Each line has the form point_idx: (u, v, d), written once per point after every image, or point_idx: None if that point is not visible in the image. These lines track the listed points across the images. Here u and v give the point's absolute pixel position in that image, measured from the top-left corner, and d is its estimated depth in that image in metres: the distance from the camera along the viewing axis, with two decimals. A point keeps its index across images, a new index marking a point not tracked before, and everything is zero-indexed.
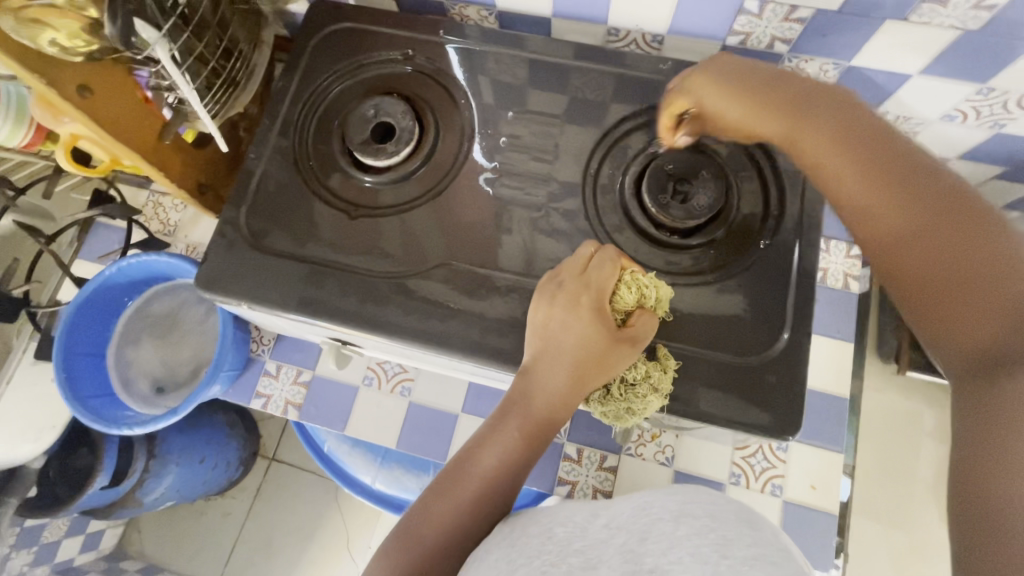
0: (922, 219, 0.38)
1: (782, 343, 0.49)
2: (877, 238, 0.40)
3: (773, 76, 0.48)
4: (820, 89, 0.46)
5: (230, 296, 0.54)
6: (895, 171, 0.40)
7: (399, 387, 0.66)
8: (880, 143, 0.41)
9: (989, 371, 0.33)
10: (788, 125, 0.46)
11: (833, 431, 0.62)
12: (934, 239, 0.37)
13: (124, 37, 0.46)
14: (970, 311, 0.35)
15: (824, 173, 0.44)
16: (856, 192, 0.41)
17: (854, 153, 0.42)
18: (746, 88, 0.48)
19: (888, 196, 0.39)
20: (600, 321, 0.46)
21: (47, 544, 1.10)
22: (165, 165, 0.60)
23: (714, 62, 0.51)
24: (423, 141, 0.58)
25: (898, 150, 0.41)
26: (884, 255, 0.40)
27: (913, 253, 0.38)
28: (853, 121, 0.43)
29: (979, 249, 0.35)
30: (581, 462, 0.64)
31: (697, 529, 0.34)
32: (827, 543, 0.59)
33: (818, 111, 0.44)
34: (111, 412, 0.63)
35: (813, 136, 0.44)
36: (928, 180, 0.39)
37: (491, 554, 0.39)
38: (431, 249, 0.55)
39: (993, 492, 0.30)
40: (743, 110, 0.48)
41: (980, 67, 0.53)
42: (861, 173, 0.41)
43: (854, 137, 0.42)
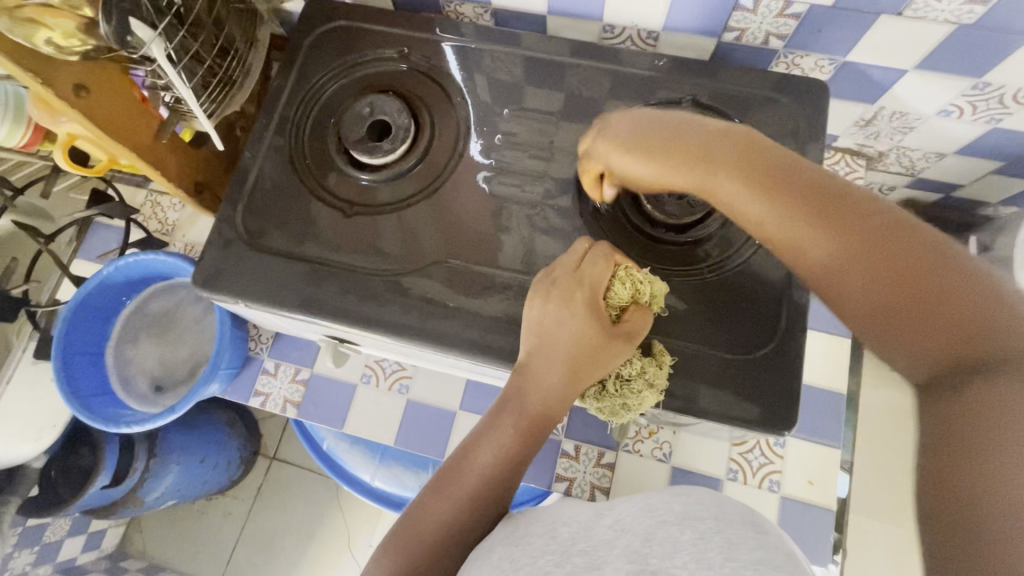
0: (859, 254, 0.35)
1: (777, 338, 0.49)
2: (819, 277, 0.37)
3: (669, 122, 0.44)
4: (712, 131, 0.42)
5: (227, 294, 0.55)
6: (824, 208, 0.36)
7: (397, 384, 0.67)
8: (796, 180, 0.38)
9: (959, 385, 0.31)
10: (695, 175, 0.41)
11: (830, 426, 0.62)
12: (878, 272, 0.34)
13: (119, 36, 0.46)
14: (934, 328, 0.32)
15: (748, 219, 0.40)
16: (786, 235, 0.38)
17: (777, 194, 0.38)
18: (646, 140, 0.44)
19: (825, 235, 0.36)
20: (594, 316, 0.46)
21: (49, 544, 1.11)
22: (162, 164, 0.60)
23: (614, 124, 0.47)
24: (419, 139, 0.58)
25: (819, 182, 0.38)
26: (831, 290, 0.37)
27: (859, 289, 0.35)
28: (762, 158, 0.40)
29: (925, 275, 0.33)
30: (579, 458, 0.64)
31: (702, 533, 0.34)
32: (825, 538, 0.59)
33: (721, 154, 0.41)
34: (110, 411, 0.63)
35: (727, 182, 0.40)
36: (858, 213, 0.36)
37: (494, 553, 0.39)
38: (427, 247, 0.55)
39: (974, 514, 0.28)
40: (647, 166, 0.44)
41: (975, 62, 0.53)
42: (791, 215, 0.37)
43: (772, 176, 0.38)
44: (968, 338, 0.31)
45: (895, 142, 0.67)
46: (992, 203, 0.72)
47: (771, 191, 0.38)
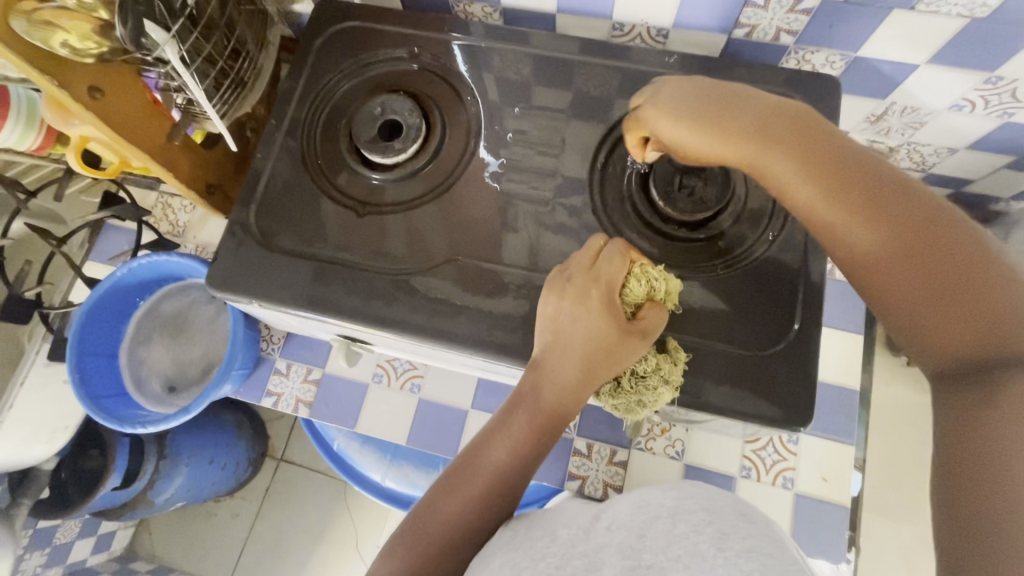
0: (901, 245, 0.37)
1: (792, 334, 0.49)
2: (854, 260, 0.39)
3: (726, 94, 0.45)
4: (772, 113, 0.43)
5: (241, 294, 0.55)
6: (874, 194, 0.38)
7: (409, 383, 0.67)
8: (846, 163, 0.39)
9: (978, 378, 0.33)
10: (743, 151, 0.43)
11: (842, 423, 0.62)
12: (915, 257, 0.36)
13: (134, 39, 0.47)
14: (953, 324, 0.34)
15: (791, 196, 0.41)
16: (831, 217, 0.39)
17: (825, 173, 0.39)
18: (701, 117, 0.44)
19: (867, 218, 0.38)
20: (610, 313, 0.46)
21: (60, 546, 1.11)
22: (175, 165, 0.60)
23: (669, 90, 0.47)
24: (430, 138, 0.58)
25: (869, 167, 0.39)
26: (864, 276, 0.39)
27: (894, 273, 0.37)
28: (815, 138, 0.41)
29: (964, 265, 0.34)
30: (591, 456, 0.64)
31: (694, 525, 0.34)
32: (838, 536, 0.59)
33: (777, 137, 0.42)
34: (123, 411, 0.63)
35: (775, 159, 0.41)
36: (904, 199, 0.37)
37: (495, 558, 0.39)
38: (438, 246, 0.55)
39: (986, 504, 0.30)
40: (697, 138, 0.45)
41: (987, 56, 0.53)
42: (834, 195, 0.39)
43: (820, 159, 0.40)
44: (988, 336, 0.33)
45: (906, 137, 0.67)
46: (1003, 199, 0.72)
47: (819, 169, 0.39)
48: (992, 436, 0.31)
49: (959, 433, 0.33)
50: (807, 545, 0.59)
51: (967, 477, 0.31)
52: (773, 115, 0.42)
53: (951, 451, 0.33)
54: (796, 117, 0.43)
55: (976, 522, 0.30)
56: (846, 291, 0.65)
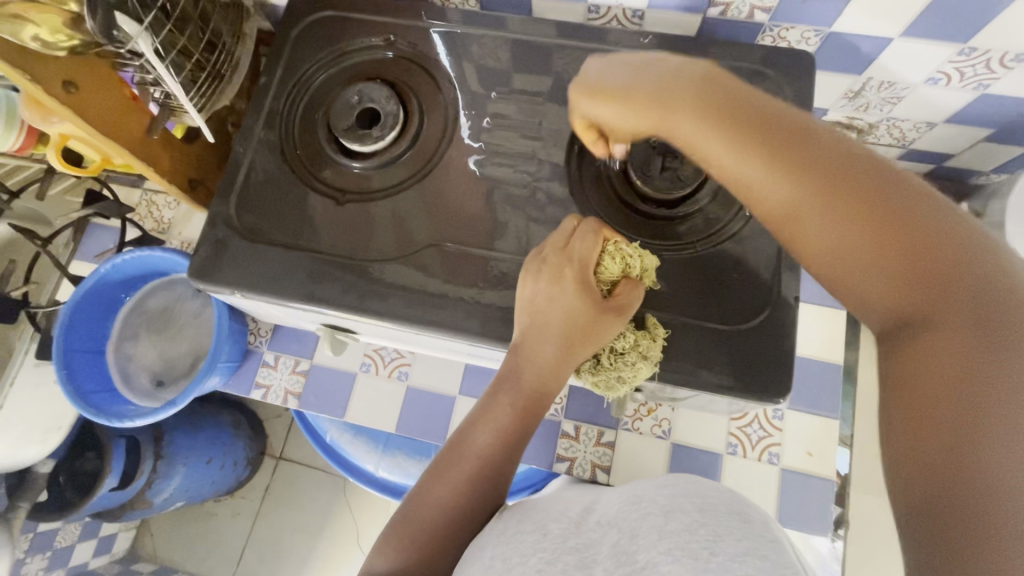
0: (822, 199, 0.33)
1: (770, 308, 0.49)
2: (775, 216, 0.36)
3: (634, 62, 0.44)
4: (676, 76, 0.40)
5: (222, 285, 0.55)
6: (790, 144, 0.35)
7: (397, 372, 0.67)
8: (756, 117, 0.36)
9: (917, 341, 0.31)
10: (647, 114, 0.41)
11: (828, 398, 0.62)
12: (840, 214, 0.33)
13: (105, 30, 0.47)
14: (882, 280, 0.32)
15: (698, 150, 0.39)
16: (751, 173, 0.36)
17: (731, 126, 0.36)
18: (617, 91, 0.43)
19: (782, 168, 0.34)
20: (585, 291, 0.46)
21: (60, 549, 1.13)
22: (155, 161, 0.60)
23: (587, 78, 0.47)
24: (408, 125, 0.59)
25: (769, 112, 0.37)
26: (791, 234, 0.35)
27: (814, 229, 0.34)
28: (717, 93, 0.38)
29: (895, 224, 0.31)
30: (578, 438, 0.64)
31: (687, 524, 0.34)
32: (824, 510, 0.59)
33: (679, 96, 0.39)
34: (112, 407, 0.63)
35: (677, 117, 0.39)
36: (827, 152, 0.34)
37: (485, 552, 0.40)
38: (420, 231, 0.55)
39: (952, 450, 0.27)
40: (619, 102, 0.43)
41: (959, 29, 0.53)
42: (744, 147, 0.36)
43: (733, 115, 0.37)
44: (929, 280, 0.30)
45: (884, 113, 0.67)
46: (984, 172, 0.72)
47: (722, 121, 0.37)
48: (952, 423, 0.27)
49: (914, 429, 0.29)
50: (797, 522, 0.59)
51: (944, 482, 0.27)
52: (676, 78, 0.40)
53: (904, 419, 0.30)
54: (697, 74, 0.40)
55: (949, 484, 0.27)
56: None
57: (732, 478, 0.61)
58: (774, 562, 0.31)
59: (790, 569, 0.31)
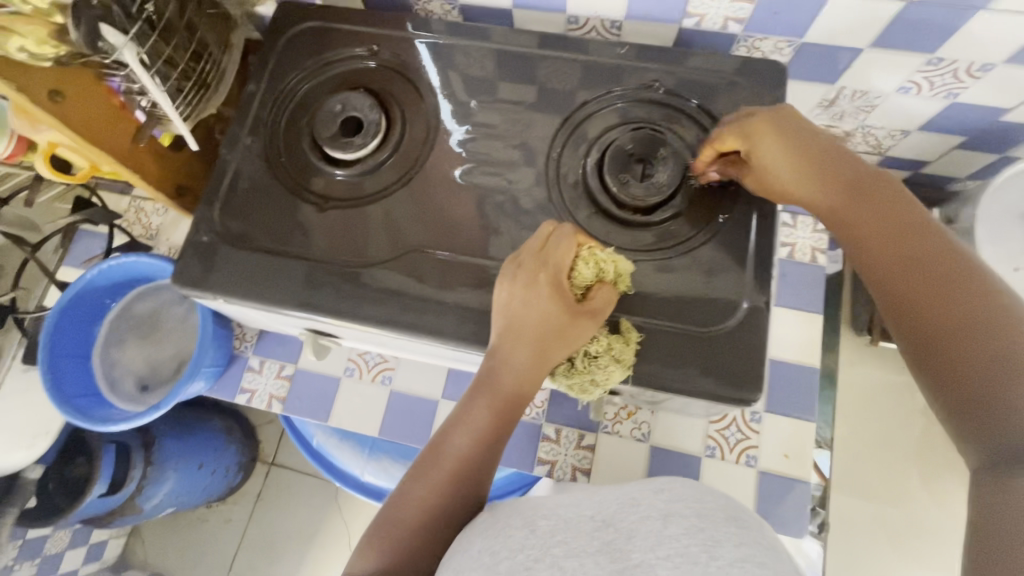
0: (953, 329, 0.38)
1: (741, 311, 0.50)
2: (907, 326, 0.41)
3: (838, 151, 0.49)
4: (881, 185, 0.46)
5: (206, 291, 0.56)
6: (944, 277, 0.40)
7: (381, 376, 0.67)
8: (922, 248, 0.42)
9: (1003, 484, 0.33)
10: (830, 199, 0.47)
11: (805, 401, 0.62)
12: (972, 356, 0.36)
13: (90, 41, 0.47)
14: (986, 420, 0.35)
15: (863, 253, 0.45)
16: (897, 283, 0.42)
17: (894, 244, 0.43)
18: (808, 158, 0.48)
19: (926, 290, 0.40)
20: (558, 295, 0.47)
21: (50, 556, 1.13)
22: (142, 167, 0.61)
23: (781, 113, 0.51)
24: (390, 133, 0.60)
25: (943, 254, 0.41)
26: (917, 348, 0.40)
27: (944, 346, 0.38)
28: (897, 218, 0.44)
29: (1021, 386, 0.34)
30: (559, 441, 0.64)
31: (687, 528, 0.35)
32: (802, 512, 0.60)
33: (867, 202, 0.45)
34: (97, 411, 0.63)
35: (851, 216, 0.46)
36: (984, 303, 0.37)
37: (474, 544, 0.41)
38: (403, 238, 0.56)
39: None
40: (804, 182, 0.48)
41: (927, 40, 0.55)
42: (899, 263, 0.42)
43: (902, 240, 0.43)
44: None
45: (859, 121, 0.69)
46: (960, 178, 0.74)
47: (887, 238, 0.43)
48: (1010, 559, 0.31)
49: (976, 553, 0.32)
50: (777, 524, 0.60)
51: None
52: (878, 187, 0.46)
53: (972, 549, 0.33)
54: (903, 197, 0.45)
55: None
56: (806, 274, 0.67)
57: (712, 480, 0.61)
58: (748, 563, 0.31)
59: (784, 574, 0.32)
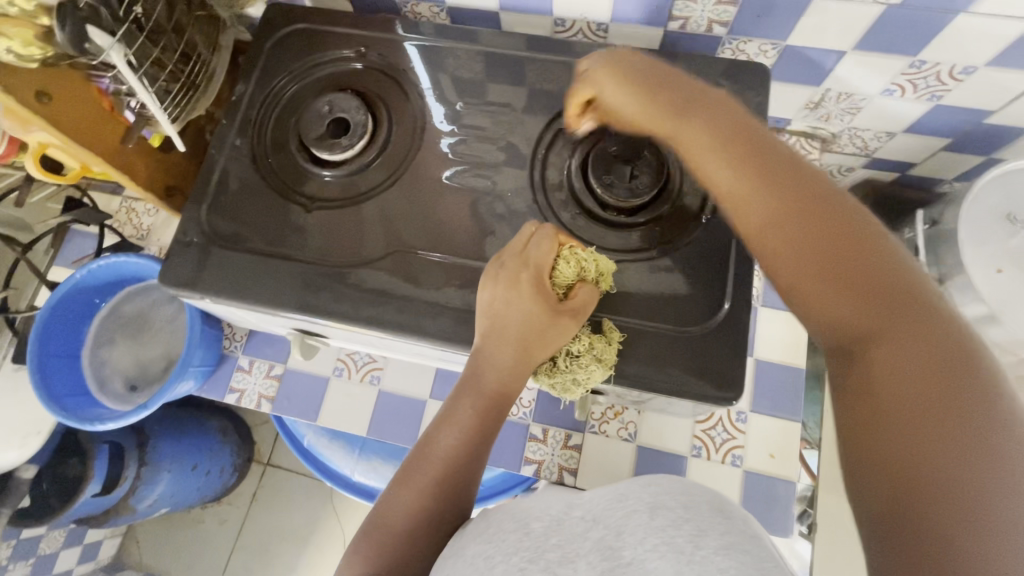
0: (790, 215, 0.37)
1: (724, 312, 0.51)
2: (756, 231, 0.39)
3: (659, 69, 0.49)
4: (700, 91, 0.46)
5: (194, 291, 0.56)
6: (776, 168, 0.39)
7: (369, 376, 0.68)
8: (750, 142, 0.41)
9: (857, 353, 0.33)
10: (664, 113, 0.46)
11: (791, 401, 0.63)
12: (812, 238, 0.36)
13: (76, 41, 0.48)
14: (831, 296, 0.34)
15: (697, 162, 0.43)
16: (733, 184, 0.40)
17: (728, 144, 0.41)
18: (643, 83, 0.48)
19: (762, 183, 0.39)
20: (541, 296, 0.47)
21: (44, 556, 1.13)
22: (132, 168, 0.62)
23: (617, 54, 0.52)
24: (377, 135, 0.60)
25: (770, 146, 0.41)
26: (762, 247, 0.38)
27: (786, 241, 0.37)
28: (728, 117, 0.43)
29: (867, 256, 0.34)
30: (546, 441, 0.65)
31: (672, 520, 0.35)
32: (788, 511, 0.60)
33: (695, 108, 0.44)
34: (86, 410, 0.64)
35: (688, 123, 0.44)
36: (812, 185, 0.38)
37: (467, 551, 0.40)
38: (390, 238, 0.56)
39: (898, 461, 0.28)
40: (645, 105, 0.48)
41: (910, 43, 0.55)
42: (736, 161, 0.40)
43: (733, 137, 0.41)
44: (874, 301, 0.33)
45: (845, 123, 0.69)
46: (948, 180, 0.75)
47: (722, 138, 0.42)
48: (893, 432, 0.29)
49: (859, 437, 0.31)
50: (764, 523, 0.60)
51: (892, 489, 0.28)
52: (697, 94, 0.45)
53: (853, 433, 0.31)
54: (717, 99, 0.45)
55: (899, 495, 0.28)
56: None
57: (699, 480, 0.62)
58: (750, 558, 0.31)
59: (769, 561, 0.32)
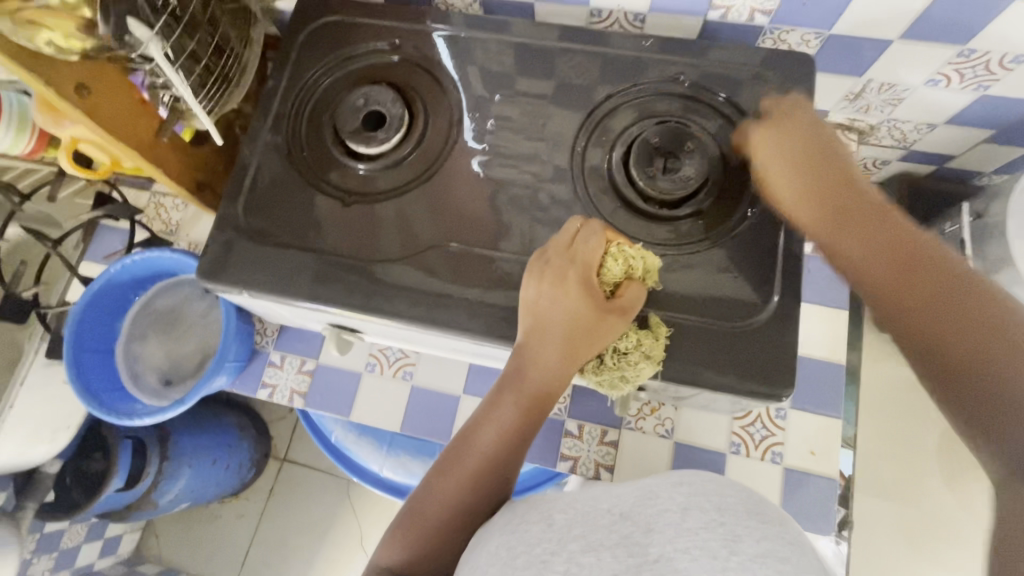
0: (920, 289, 0.38)
1: (772, 306, 0.50)
2: (877, 301, 0.40)
3: (800, 127, 0.51)
4: (838, 163, 0.48)
5: (231, 286, 0.56)
6: (897, 244, 0.41)
7: (401, 371, 0.67)
8: (896, 218, 0.42)
9: (1005, 439, 0.32)
10: (783, 180, 0.49)
11: (831, 397, 0.62)
12: (941, 313, 0.36)
13: (118, 36, 0.47)
14: (968, 371, 0.34)
15: (816, 229, 0.46)
16: (856, 252, 0.42)
17: (860, 218, 0.43)
18: (785, 138, 0.51)
19: (884, 255, 0.41)
20: (588, 293, 0.47)
21: (67, 550, 1.14)
22: (165, 163, 0.61)
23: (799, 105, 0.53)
24: (413, 128, 0.60)
25: (904, 223, 0.42)
26: (884, 313, 0.40)
27: (919, 317, 0.37)
28: (857, 192, 0.45)
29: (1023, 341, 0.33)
30: (582, 437, 0.64)
31: (707, 523, 0.34)
32: (828, 508, 0.59)
33: (822, 176, 0.47)
34: (121, 405, 0.64)
35: (807, 197, 0.47)
36: (948, 264, 0.38)
37: (493, 538, 0.40)
38: (426, 233, 0.56)
39: None
40: (769, 159, 0.51)
41: (959, 30, 0.54)
42: (867, 235, 0.42)
43: (866, 212, 0.44)
44: (1010, 382, 0.32)
45: (886, 114, 0.68)
46: (987, 172, 0.73)
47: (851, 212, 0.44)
48: None
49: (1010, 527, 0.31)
50: (802, 521, 0.59)
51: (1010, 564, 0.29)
52: (834, 166, 0.48)
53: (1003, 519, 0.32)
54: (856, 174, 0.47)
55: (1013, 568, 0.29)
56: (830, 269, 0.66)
57: (737, 478, 0.61)
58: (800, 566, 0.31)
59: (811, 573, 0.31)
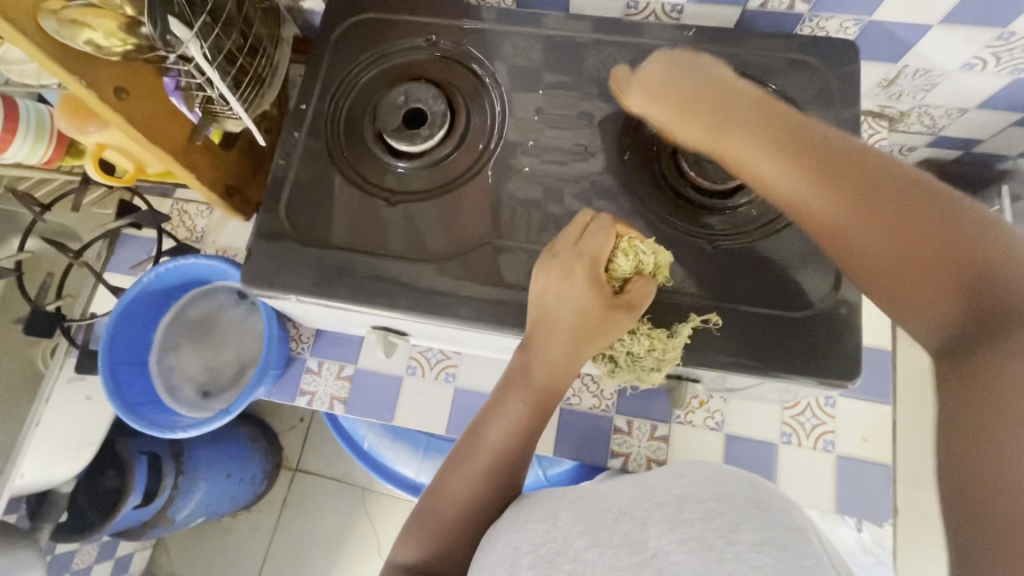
0: (861, 214, 0.34)
1: (834, 293, 0.49)
2: (826, 234, 0.36)
3: (694, 79, 0.47)
4: (744, 99, 0.43)
5: (278, 290, 0.54)
6: (830, 165, 0.36)
7: (444, 373, 0.66)
8: (822, 143, 0.37)
9: (971, 342, 0.28)
10: (701, 134, 0.44)
11: (879, 384, 0.62)
12: (890, 233, 0.32)
13: (161, 36, 0.47)
14: (928, 286, 0.31)
15: (746, 169, 0.41)
16: (788, 187, 0.37)
17: (781, 145, 0.38)
18: (673, 96, 0.47)
19: (817, 183, 0.36)
20: (596, 287, 0.45)
21: (79, 570, 1.11)
22: (196, 166, 0.59)
23: (647, 74, 0.50)
24: (455, 125, 0.59)
25: (832, 145, 0.37)
26: (835, 246, 0.36)
27: (872, 244, 0.33)
28: (776, 124, 0.40)
29: (979, 243, 0.29)
30: (632, 433, 0.63)
31: (701, 514, 0.32)
32: (881, 495, 0.59)
33: (732, 115, 0.42)
34: (160, 417, 0.62)
35: (731, 136, 0.41)
36: (883, 175, 0.34)
37: (501, 537, 0.38)
38: (469, 231, 0.55)
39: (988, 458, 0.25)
40: (682, 125, 0.46)
41: (998, 12, 0.54)
42: (791, 163, 0.37)
43: (791, 139, 0.38)
44: (968, 284, 0.29)
45: (917, 100, 0.68)
46: (1011, 156, 0.73)
47: (777, 143, 0.38)
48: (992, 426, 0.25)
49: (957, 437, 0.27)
50: (852, 508, 0.59)
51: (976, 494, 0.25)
52: (739, 103, 0.42)
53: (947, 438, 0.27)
54: (764, 104, 0.42)
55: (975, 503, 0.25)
56: None
57: (789, 469, 0.61)
58: (800, 556, 0.29)
59: (811, 560, 0.29)
